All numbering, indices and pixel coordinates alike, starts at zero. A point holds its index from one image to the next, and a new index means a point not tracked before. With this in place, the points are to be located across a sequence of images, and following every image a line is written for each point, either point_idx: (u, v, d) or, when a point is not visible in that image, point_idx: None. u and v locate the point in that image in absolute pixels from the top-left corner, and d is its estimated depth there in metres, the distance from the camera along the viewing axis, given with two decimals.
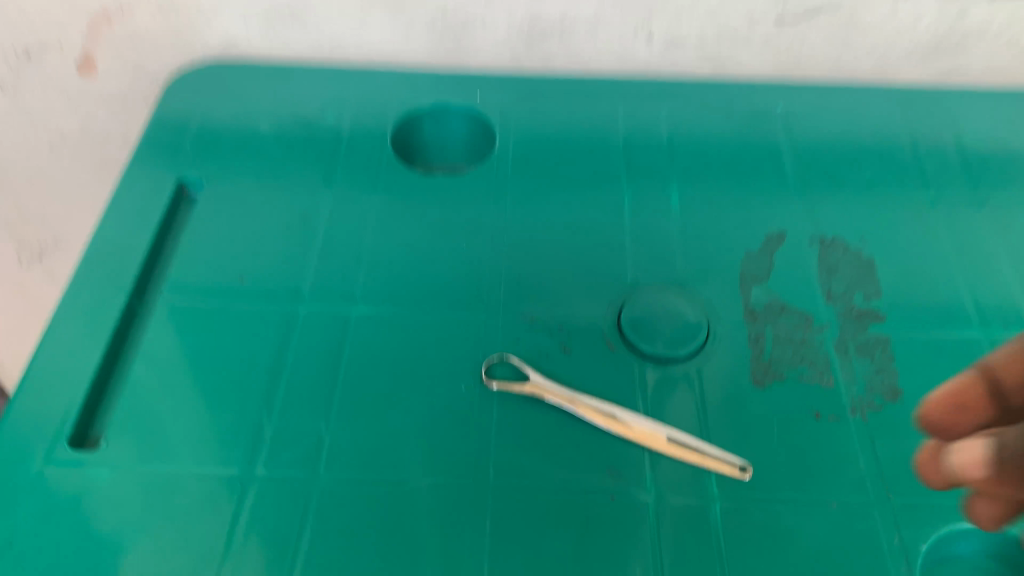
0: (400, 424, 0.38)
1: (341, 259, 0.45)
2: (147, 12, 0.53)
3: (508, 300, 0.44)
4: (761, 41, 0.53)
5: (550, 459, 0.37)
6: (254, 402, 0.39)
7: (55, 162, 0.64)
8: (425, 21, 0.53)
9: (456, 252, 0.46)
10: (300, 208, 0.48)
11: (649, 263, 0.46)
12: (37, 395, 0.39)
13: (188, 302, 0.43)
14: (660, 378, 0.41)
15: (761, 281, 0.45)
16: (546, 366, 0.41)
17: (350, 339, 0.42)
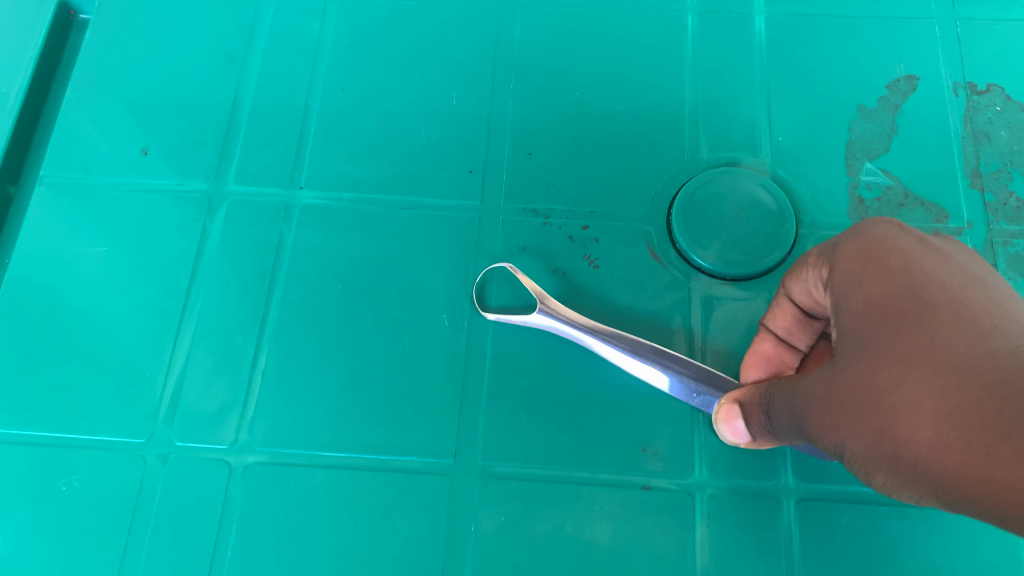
0: (359, 381, 0.28)
1: (279, 118, 0.32)
2: None
3: (515, 185, 0.31)
4: None
5: (567, 433, 0.27)
6: (163, 343, 0.29)
7: None
8: None
9: (442, 106, 0.32)
10: (224, 34, 0.34)
11: (719, 123, 0.32)
12: None
13: (72, 190, 0.31)
14: (723, 308, 0.29)
15: (876, 154, 0.31)
16: (564, 290, 0.29)
17: (291, 245, 0.30)
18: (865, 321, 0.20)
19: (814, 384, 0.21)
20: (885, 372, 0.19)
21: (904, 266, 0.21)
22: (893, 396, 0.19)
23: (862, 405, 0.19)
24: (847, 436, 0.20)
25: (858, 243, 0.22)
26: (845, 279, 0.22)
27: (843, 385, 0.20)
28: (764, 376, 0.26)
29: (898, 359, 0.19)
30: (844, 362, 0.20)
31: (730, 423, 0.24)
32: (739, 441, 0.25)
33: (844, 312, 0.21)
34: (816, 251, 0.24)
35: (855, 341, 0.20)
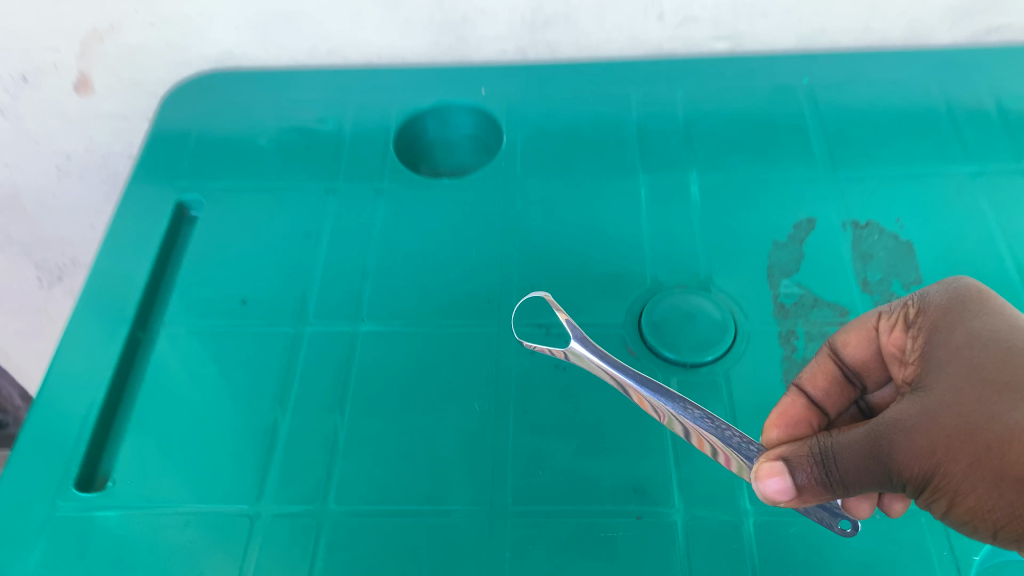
0: (412, 451, 0.36)
1: (344, 275, 0.43)
2: (137, 26, 0.51)
3: (522, 307, 0.41)
4: (781, 11, 0.48)
5: (574, 480, 0.35)
6: (259, 434, 0.37)
7: (65, 183, 0.63)
8: (425, 18, 0.49)
9: (466, 258, 0.43)
10: (302, 220, 0.46)
11: (671, 259, 0.43)
12: (40, 438, 0.38)
13: (188, 331, 0.41)
14: (686, 386, 0.38)
15: (789, 273, 0.42)
16: (565, 379, 0.38)
17: (356, 359, 0.39)
18: (972, 357, 0.25)
19: (905, 412, 0.25)
20: (987, 398, 0.23)
21: (1002, 311, 0.26)
22: (996, 419, 0.23)
23: (962, 429, 0.23)
24: (943, 461, 0.23)
25: (945, 297, 0.28)
26: (939, 320, 0.27)
27: (933, 415, 0.24)
28: (795, 416, 0.32)
29: (999, 388, 0.23)
30: (937, 397, 0.25)
31: (774, 477, 0.27)
32: (778, 500, 0.27)
33: (946, 352, 0.26)
34: (883, 309, 0.31)
35: (948, 380, 0.25)
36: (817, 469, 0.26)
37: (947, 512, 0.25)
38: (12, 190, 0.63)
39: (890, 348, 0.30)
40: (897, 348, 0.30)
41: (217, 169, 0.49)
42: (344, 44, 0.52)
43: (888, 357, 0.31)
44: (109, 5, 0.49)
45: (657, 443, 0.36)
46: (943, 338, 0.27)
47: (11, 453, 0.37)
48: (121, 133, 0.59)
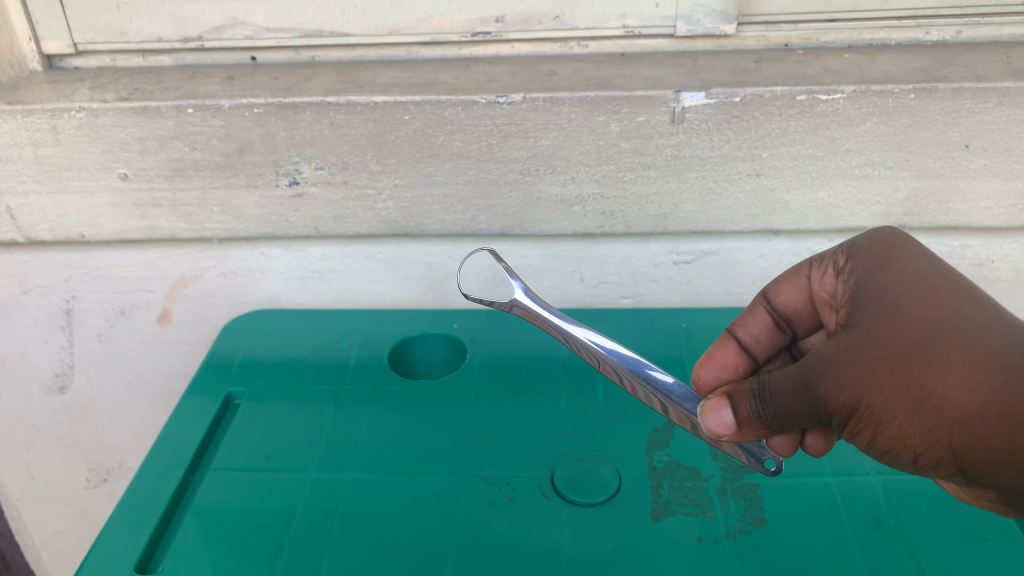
0: (377, 554, 0.50)
1: (343, 441, 0.59)
2: (215, 275, 0.73)
3: (468, 465, 0.57)
4: (666, 277, 0.72)
5: (492, 573, 0.49)
6: (270, 542, 0.52)
7: (130, 396, 0.81)
8: (417, 275, 0.72)
9: (431, 433, 0.60)
10: (315, 406, 0.63)
11: (577, 437, 0.59)
12: (110, 541, 0.52)
13: (227, 474, 0.57)
14: (582, 517, 0.53)
15: (661, 447, 0.58)
16: (493, 511, 0.53)
17: (346, 495, 0.55)
18: (886, 311, 0.40)
19: (837, 346, 0.41)
20: (904, 336, 0.39)
21: (904, 265, 0.43)
22: (912, 356, 0.38)
23: (886, 360, 0.38)
24: (869, 393, 0.38)
25: (872, 249, 0.45)
26: (861, 270, 0.44)
27: (861, 349, 0.39)
28: (728, 352, 0.53)
29: (912, 330, 0.39)
30: (863, 335, 0.40)
31: (719, 413, 0.42)
32: (719, 432, 0.43)
33: (866, 310, 0.42)
34: (820, 258, 0.49)
35: (868, 319, 0.41)
36: (761, 403, 0.42)
37: (869, 441, 0.40)
38: (88, 401, 0.81)
39: (818, 292, 0.49)
40: (825, 292, 0.49)
41: (261, 371, 0.67)
42: (361, 293, 0.74)
43: (817, 300, 0.50)
44: (197, 262, 0.72)
45: (555, 554, 0.50)
46: (868, 288, 0.43)
47: (89, 548, 0.52)
48: (184, 356, 0.78)
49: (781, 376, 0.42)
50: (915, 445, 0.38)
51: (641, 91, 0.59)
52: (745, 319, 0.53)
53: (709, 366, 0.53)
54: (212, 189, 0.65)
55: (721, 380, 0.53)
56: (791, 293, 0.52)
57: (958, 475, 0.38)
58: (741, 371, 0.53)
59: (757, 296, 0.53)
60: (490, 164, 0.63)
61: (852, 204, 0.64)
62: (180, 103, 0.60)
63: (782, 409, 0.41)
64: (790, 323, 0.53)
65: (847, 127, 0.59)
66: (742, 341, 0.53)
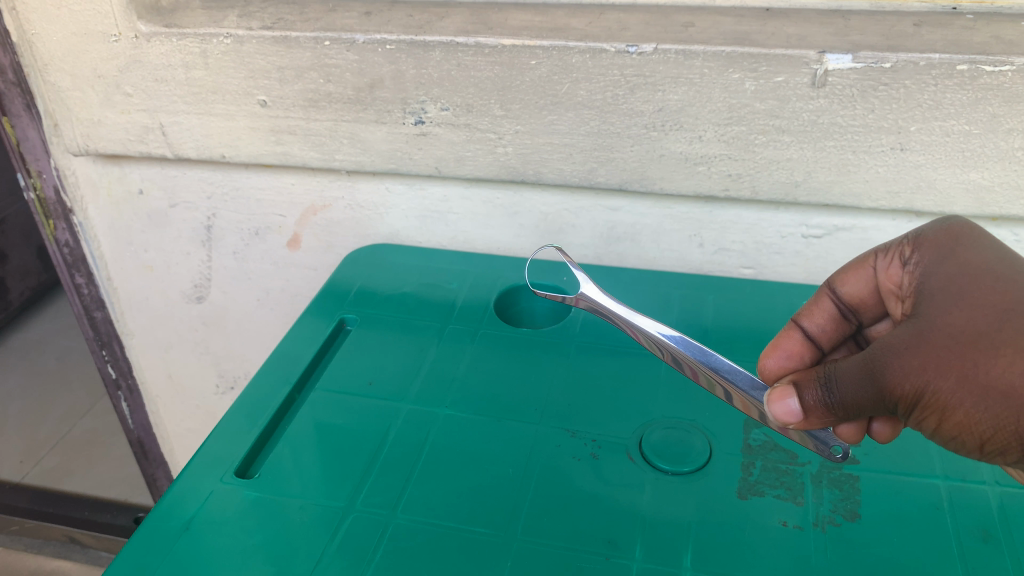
0: (460, 492, 0.51)
1: (441, 377, 0.61)
2: (341, 207, 0.76)
3: (558, 417, 0.57)
4: (791, 250, 0.68)
5: (568, 527, 0.49)
6: (360, 462, 0.54)
7: (258, 312, 0.86)
8: (533, 224, 0.72)
9: (526, 382, 0.60)
10: (419, 341, 0.64)
11: (672, 404, 0.58)
12: (219, 442, 0.56)
13: (330, 395, 0.60)
14: (665, 484, 0.52)
15: (759, 425, 0.56)
16: (575, 466, 0.53)
17: (435, 430, 0.56)
18: (951, 300, 0.39)
19: (899, 336, 0.39)
20: (967, 326, 0.37)
21: (970, 254, 0.41)
22: (979, 343, 0.36)
23: (951, 348, 0.37)
24: (934, 380, 0.37)
25: (937, 239, 0.43)
26: (925, 262, 0.42)
27: (925, 339, 0.38)
28: (792, 344, 0.50)
29: (977, 319, 0.37)
30: (926, 325, 0.38)
31: (784, 400, 0.42)
32: (786, 420, 0.42)
33: (930, 300, 0.40)
34: (886, 248, 0.46)
35: (930, 309, 0.39)
36: (826, 390, 0.40)
37: (933, 428, 0.38)
38: (221, 312, 0.87)
39: (887, 283, 0.46)
40: (893, 284, 0.46)
41: (373, 302, 0.69)
42: (476, 237, 0.75)
43: (883, 291, 0.47)
44: (326, 192, 0.75)
45: (633, 516, 0.49)
46: (933, 278, 0.41)
47: (202, 445, 0.56)
48: (308, 280, 0.82)
49: (846, 364, 0.40)
50: (981, 432, 0.36)
51: (782, 50, 0.55)
52: (809, 308, 0.50)
53: (774, 356, 0.50)
54: (342, 122, 0.67)
55: (785, 372, 0.50)
56: (856, 284, 0.48)
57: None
58: (807, 362, 0.50)
59: (822, 286, 0.50)
60: (614, 116, 0.61)
61: (1009, 189, 0.58)
62: (318, 35, 0.62)
63: (848, 397, 0.39)
64: (857, 313, 0.50)
65: (1013, 103, 0.54)
66: (807, 331, 0.50)
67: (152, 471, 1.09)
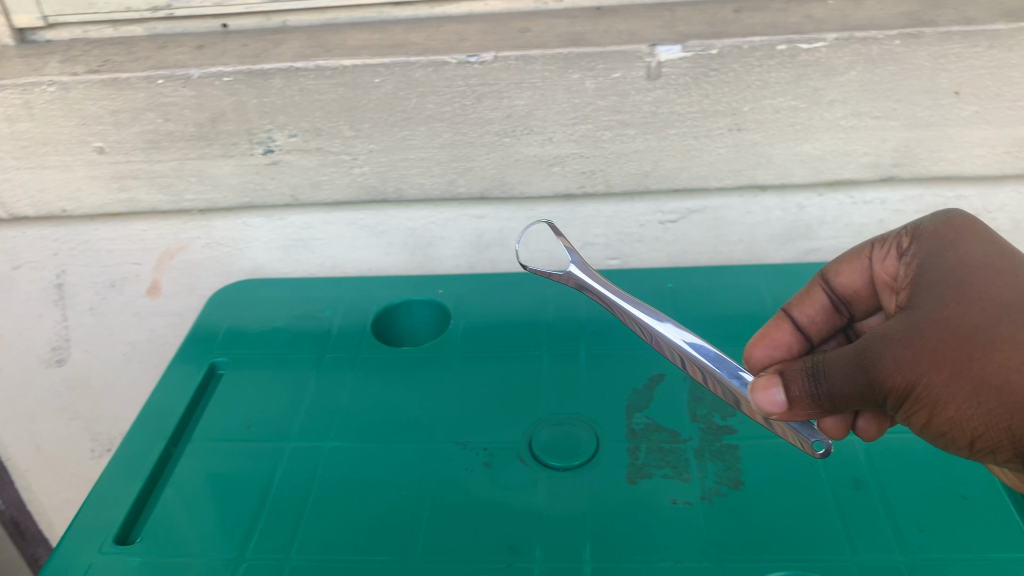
0: (355, 524, 0.50)
1: (324, 408, 0.60)
2: (199, 247, 0.73)
3: (445, 431, 0.57)
4: (652, 237, 0.71)
5: (466, 540, 0.49)
6: (247, 509, 0.52)
7: (126, 367, 0.82)
8: (401, 241, 0.72)
9: (411, 401, 0.60)
10: (296, 375, 0.63)
11: (557, 402, 0.58)
12: (92, 511, 0.53)
13: (209, 444, 0.57)
14: (558, 481, 0.52)
15: (641, 409, 0.57)
16: (467, 478, 0.53)
17: (322, 465, 0.55)
18: (949, 293, 0.39)
19: (895, 328, 0.39)
20: (965, 320, 0.38)
21: (968, 248, 0.42)
22: (975, 337, 0.37)
23: (946, 342, 0.37)
24: (927, 373, 0.37)
25: (933, 230, 0.44)
26: (924, 253, 0.43)
27: (920, 332, 0.38)
28: (784, 335, 0.52)
29: (975, 314, 0.38)
30: (923, 318, 0.39)
31: (768, 390, 0.41)
32: (769, 410, 0.41)
33: (927, 292, 0.41)
34: (880, 240, 0.48)
35: (928, 302, 0.40)
36: (814, 381, 0.40)
37: (924, 422, 0.39)
38: (85, 373, 0.82)
39: (882, 274, 0.48)
40: (888, 275, 0.47)
41: (244, 341, 0.67)
42: (345, 261, 0.74)
43: (879, 282, 0.48)
44: (181, 234, 0.72)
45: (529, 519, 0.50)
46: (931, 270, 0.42)
47: (74, 519, 0.52)
48: (175, 326, 0.79)
49: (835, 354, 0.40)
50: (972, 428, 0.37)
51: (615, 47, 0.57)
52: (801, 300, 0.51)
53: (762, 346, 0.52)
54: (188, 160, 0.65)
55: (773, 361, 0.52)
56: (850, 275, 0.50)
57: (1015, 462, 0.37)
58: (795, 352, 0.52)
59: (814, 277, 0.52)
60: (465, 126, 0.62)
61: (839, 156, 0.62)
62: (150, 74, 0.59)
63: (836, 388, 0.40)
64: (848, 305, 0.51)
65: (831, 77, 0.57)
66: (797, 322, 0.52)
67: (31, 549, 1.03)
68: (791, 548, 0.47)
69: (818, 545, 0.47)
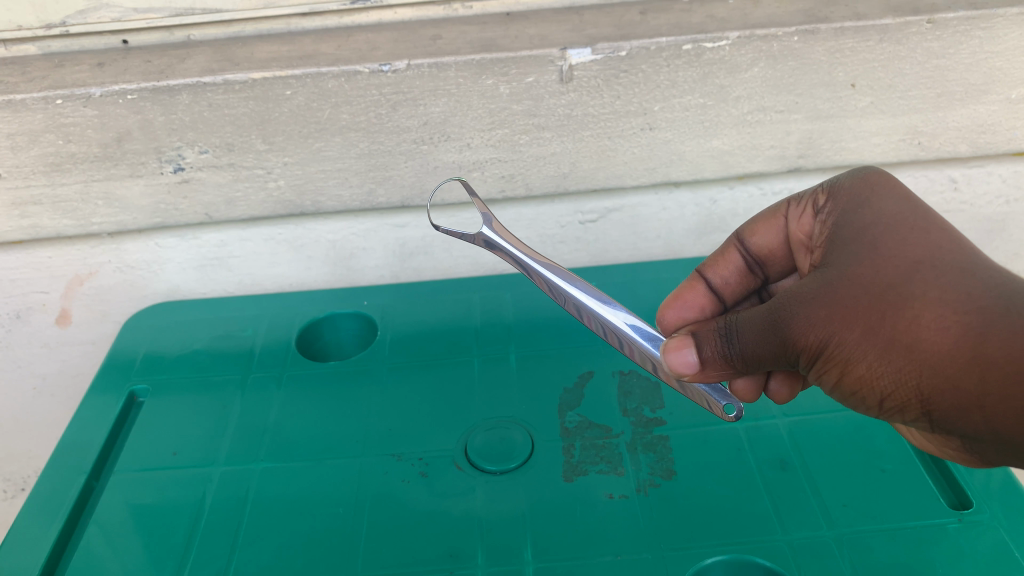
0: (293, 545, 0.50)
1: (253, 430, 0.58)
2: (110, 271, 0.70)
3: (380, 443, 0.56)
4: (573, 237, 0.72)
5: (406, 551, 0.48)
6: (179, 539, 0.51)
7: (37, 402, 0.78)
8: (322, 255, 0.71)
9: (343, 416, 0.59)
10: (222, 398, 0.61)
11: (489, 406, 0.59)
12: (9, 555, 0.50)
13: (133, 474, 0.55)
14: (496, 485, 0.52)
15: (573, 407, 0.58)
16: (406, 488, 0.53)
17: (255, 487, 0.54)
18: (864, 250, 0.40)
19: (810, 286, 0.40)
20: (880, 277, 0.38)
21: (886, 205, 0.42)
22: (889, 296, 0.38)
23: (859, 301, 0.38)
24: (841, 332, 0.38)
25: (852, 187, 0.45)
26: (842, 211, 0.44)
27: (834, 291, 0.39)
28: (696, 297, 0.56)
29: (889, 271, 0.38)
30: (838, 276, 0.40)
31: (680, 350, 0.43)
32: (680, 368, 0.44)
33: (843, 249, 0.42)
34: (796, 199, 0.50)
35: (843, 259, 0.41)
36: (727, 343, 0.42)
37: (836, 380, 0.40)
38: None
39: (796, 233, 0.50)
40: (801, 234, 0.49)
41: (164, 366, 0.65)
42: (265, 277, 0.73)
43: (794, 241, 0.50)
44: (90, 258, 0.69)
45: (470, 525, 0.50)
46: (847, 227, 0.43)
47: None
48: (89, 355, 0.76)
49: (750, 316, 0.42)
50: (882, 386, 0.39)
51: (526, 51, 0.57)
52: (716, 261, 0.54)
53: (676, 307, 0.56)
54: (93, 182, 0.62)
55: (686, 321, 0.56)
56: (766, 234, 0.53)
57: (923, 419, 0.39)
58: (708, 312, 0.56)
59: (731, 237, 0.55)
60: (381, 135, 0.61)
61: (747, 150, 0.64)
62: (48, 94, 0.56)
63: (749, 348, 0.42)
64: (763, 263, 0.54)
65: (735, 73, 0.59)
66: (711, 283, 0.55)
67: None
68: (725, 532, 0.48)
69: (751, 526, 0.48)
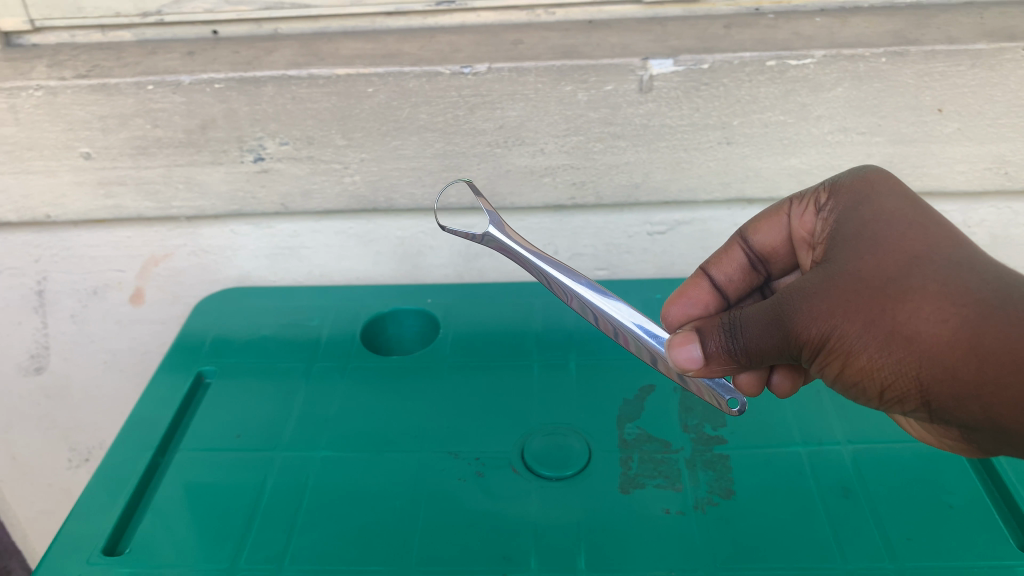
0: (347, 533, 0.50)
1: (315, 419, 0.59)
2: (184, 254, 0.72)
3: (437, 441, 0.57)
4: (639, 248, 0.71)
5: (458, 549, 0.49)
6: (238, 519, 0.52)
7: (107, 376, 0.81)
8: (389, 251, 0.72)
9: (404, 411, 0.59)
10: (286, 386, 0.62)
11: (547, 412, 0.59)
12: (78, 523, 0.52)
13: (198, 454, 0.57)
14: (552, 491, 0.52)
15: (632, 420, 0.58)
16: (462, 487, 0.53)
17: (314, 475, 0.54)
18: (863, 247, 0.40)
19: (811, 282, 0.40)
20: (880, 272, 0.38)
21: (884, 202, 0.42)
22: (889, 290, 0.37)
23: (859, 295, 0.38)
24: (842, 327, 0.38)
25: (851, 185, 0.44)
26: (842, 209, 0.44)
27: (835, 286, 0.39)
28: (699, 294, 0.54)
29: (889, 267, 0.38)
30: (839, 271, 0.39)
31: (685, 347, 0.42)
32: (684, 365, 0.42)
33: (841, 247, 0.41)
34: (799, 197, 0.49)
35: (843, 256, 0.40)
36: (730, 337, 0.41)
37: (836, 373, 0.40)
38: (66, 381, 0.81)
39: (800, 230, 0.49)
40: (806, 231, 0.49)
41: (231, 350, 0.66)
42: (333, 269, 0.74)
43: (796, 238, 0.50)
44: (167, 241, 0.71)
45: (525, 529, 0.50)
46: (848, 223, 0.42)
47: (59, 530, 0.51)
48: (158, 334, 0.78)
49: (752, 311, 0.41)
50: (882, 377, 0.38)
51: (607, 60, 0.57)
52: (720, 258, 0.53)
53: (679, 304, 0.54)
54: (176, 167, 0.64)
55: (689, 318, 0.54)
56: (770, 232, 0.52)
57: (921, 410, 0.39)
58: (712, 309, 0.54)
59: (734, 235, 0.54)
60: (457, 136, 0.62)
61: (826, 171, 0.63)
62: (139, 80, 0.58)
63: (753, 344, 0.41)
64: (767, 262, 0.53)
65: (818, 92, 0.58)
66: (714, 280, 0.54)
67: None
68: (784, 556, 0.47)
69: (811, 553, 0.47)
